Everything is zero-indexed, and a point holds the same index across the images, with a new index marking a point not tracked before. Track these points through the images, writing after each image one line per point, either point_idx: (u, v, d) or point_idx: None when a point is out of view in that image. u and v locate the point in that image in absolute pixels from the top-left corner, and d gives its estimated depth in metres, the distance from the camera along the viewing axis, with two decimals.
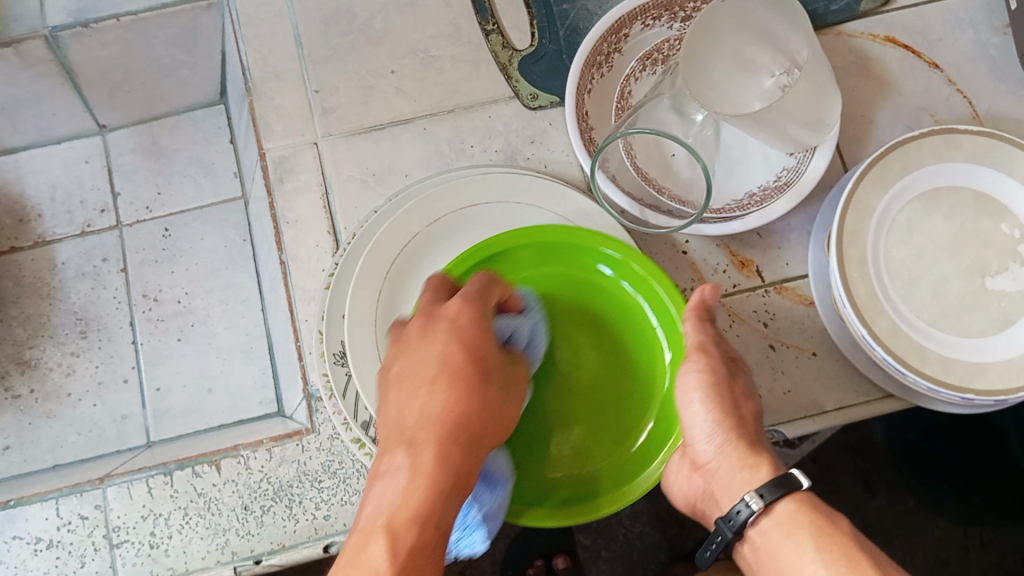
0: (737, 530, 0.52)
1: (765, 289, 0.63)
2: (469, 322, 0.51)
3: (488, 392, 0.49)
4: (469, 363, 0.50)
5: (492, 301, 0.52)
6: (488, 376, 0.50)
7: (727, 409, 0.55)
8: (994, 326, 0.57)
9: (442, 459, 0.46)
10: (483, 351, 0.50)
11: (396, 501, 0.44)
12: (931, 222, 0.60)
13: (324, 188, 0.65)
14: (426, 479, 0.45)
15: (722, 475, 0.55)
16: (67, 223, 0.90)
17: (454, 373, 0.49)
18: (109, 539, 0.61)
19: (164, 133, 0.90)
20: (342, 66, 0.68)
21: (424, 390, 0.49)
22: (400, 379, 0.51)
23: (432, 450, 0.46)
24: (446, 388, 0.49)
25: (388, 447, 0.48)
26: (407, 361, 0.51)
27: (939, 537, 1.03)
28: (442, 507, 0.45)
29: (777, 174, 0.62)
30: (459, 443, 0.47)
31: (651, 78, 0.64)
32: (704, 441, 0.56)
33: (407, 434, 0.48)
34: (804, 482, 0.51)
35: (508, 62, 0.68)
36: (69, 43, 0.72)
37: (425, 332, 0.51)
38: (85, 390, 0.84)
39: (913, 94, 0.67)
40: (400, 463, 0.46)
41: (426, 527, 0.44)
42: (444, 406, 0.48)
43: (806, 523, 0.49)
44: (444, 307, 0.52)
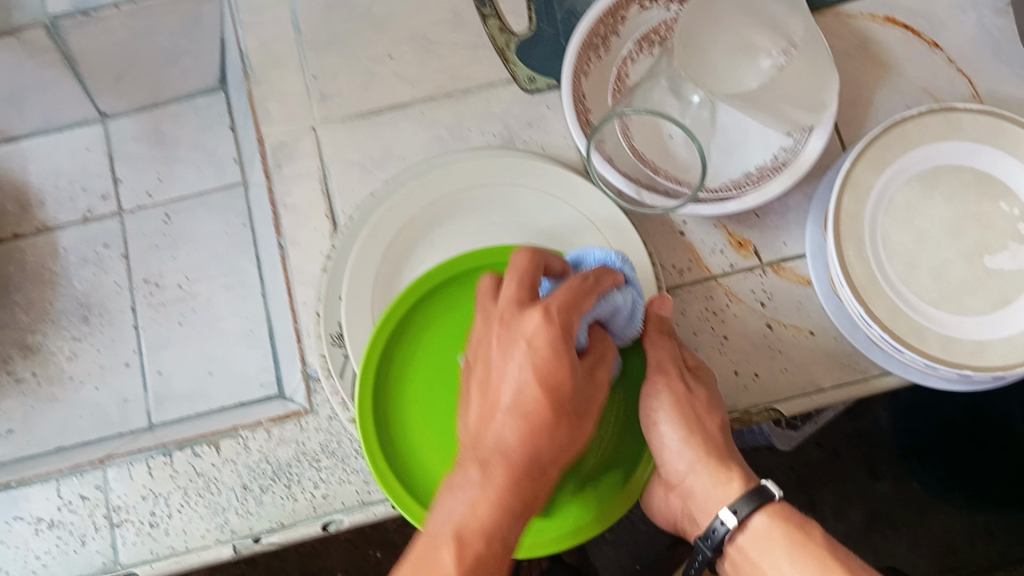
0: (715, 546, 0.54)
1: (764, 268, 0.63)
2: (551, 349, 0.47)
3: (566, 424, 0.48)
4: (554, 411, 0.47)
5: (585, 306, 0.48)
6: (562, 394, 0.47)
7: (692, 426, 0.55)
8: (993, 305, 0.57)
9: (512, 495, 0.46)
10: (566, 378, 0.47)
11: (465, 515, 0.45)
12: (931, 203, 0.59)
13: (323, 171, 0.66)
14: (498, 498, 0.46)
15: (700, 496, 0.55)
16: (70, 210, 0.91)
17: (532, 407, 0.47)
18: (110, 519, 0.61)
19: (165, 121, 0.91)
20: (340, 51, 0.68)
21: (503, 414, 0.48)
22: (482, 383, 0.50)
23: (507, 478, 0.46)
24: (525, 415, 0.47)
25: (469, 457, 0.48)
26: (490, 368, 0.49)
27: (946, 523, 1.02)
28: (510, 528, 0.46)
29: (775, 155, 0.61)
30: (529, 475, 0.47)
31: (649, 60, 0.64)
32: (676, 462, 0.56)
33: (483, 453, 0.48)
34: (778, 493, 0.53)
35: (506, 46, 0.68)
36: (71, 31, 0.73)
37: (505, 344, 0.49)
38: (88, 373, 0.85)
39: (913, 75, 0.66)
40: (472, 477, 0.47)
41: (493, 541, 0.45)
42: (524, 444, 0.47)
43: (780, 536, 0.51)
44: (523, 320, 0.48)
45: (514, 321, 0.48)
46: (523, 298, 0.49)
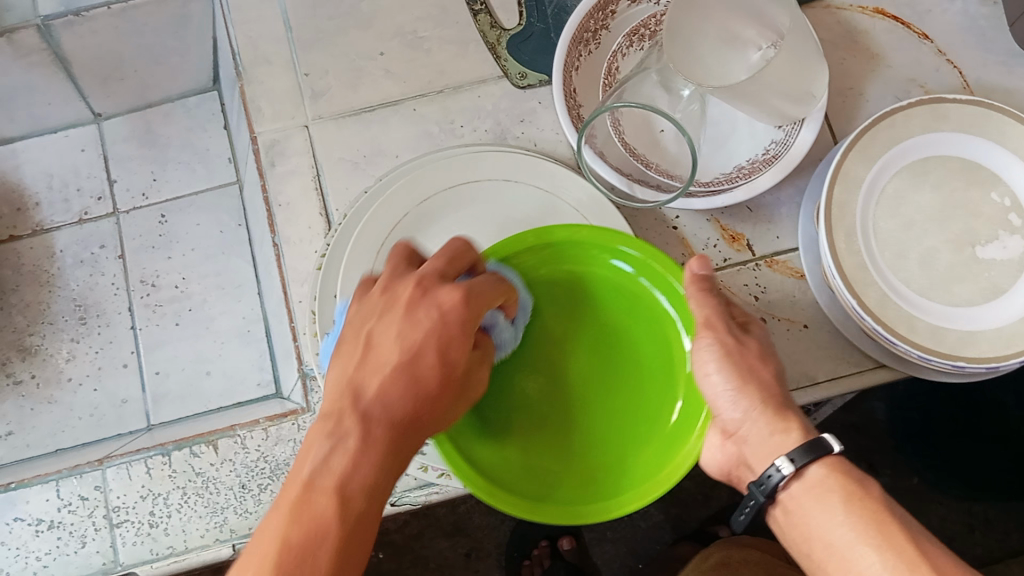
0: (769, 494, 0.49)
1: (756, 262, 0.63)
2: (461, 321, 0.48)
3: (447, 397, 0.47)
4: (441, 382, 0.47)
5: (494, 301, 0.50)
6: (454, 374, 0.47)
7: (743, 374, 0.52)
8: (984, 295, 0.57)
9: (396, 449, 0.45)
10: (462, 357, 0.48)
11: (351, 469, 0.43)
12: (920, 193, 0.60)
13: (315, 169, 0.66)
14: (386, 457, 0.44)
15: (754, 442, 0.50)
16: (64, 211, 0.92)
17: (422, 372, 0.46)
18: (110, 520, 0.61)
19: (158, 120, 0.91)
20: (330, 49, 0.68)
21: (390, 370, 0.46)
22: (360, 345, 0.48)
23: (389, 439, 0.44)
24: (415, 380, 0.46)
25: (333, 407, 0.46)
26: (382, 327, 0.48)
27: (944, 514, 1.03)
28: (389, 482, 0.44)
29: (765, 148, 0.62)
30: (401, 437, 0.45)
31: (639, 53, 0.65)
32: (730, 411, 0.52)
33: (361, 406, 0.45)
34: (836, 446, 0.48)
35: (496, 42, 0.68)
36: (60, 31, 0.72)
37: (411, 309, 0.48)
38: (85, 375, 0.85)
39: (902, 65, 0.67)
40: (352, 430, 0.44)
41: (374, 497, 0.43)
42: (403, 407, 0.45)
43: (838, 489, 0.47)
44: (436, 292, 0.48)
45: (432, 290, 0.49)
46: (445, 273, 0.50)
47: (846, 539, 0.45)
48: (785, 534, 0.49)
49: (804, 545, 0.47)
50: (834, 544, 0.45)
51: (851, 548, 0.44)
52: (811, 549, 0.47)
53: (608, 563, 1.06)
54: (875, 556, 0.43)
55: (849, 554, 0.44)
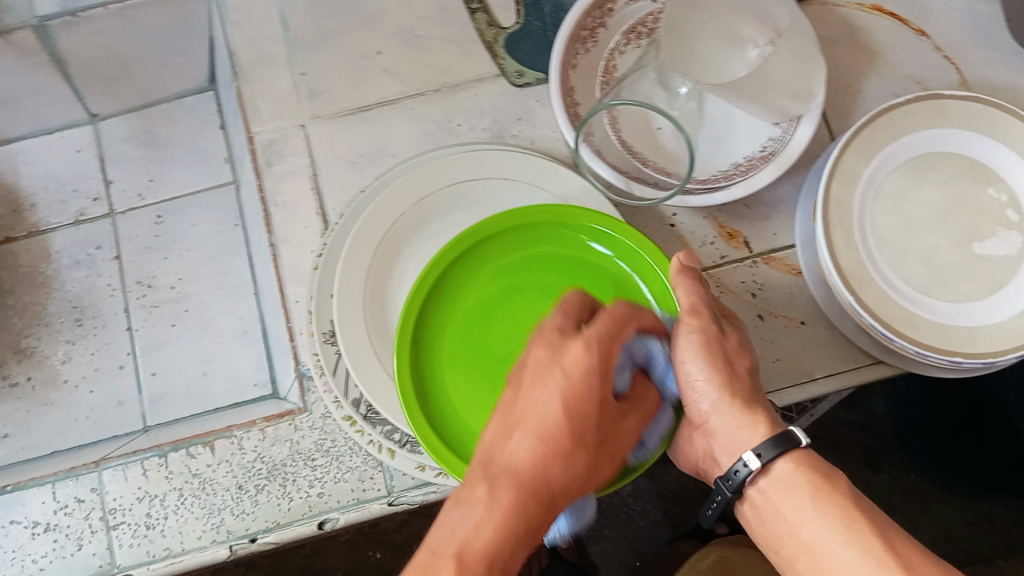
0: (736, 489, 0.51)
1: (754, 259, 0.63)
2: (588, 374, 0.49)
3: (587, 459, 0.49)
4: (576, 441, 0.48)
5: (623, 336, 0.50)
6: (593, 426, 0.49)
7: (721, 366, 0.52)
8: (983, 292, 0.57)
9: (523, 514, 0.45)
10: (595, 417, 0.49)
11: (473, 533, 0.43)
12: (919, 190, 0.59)
13: (313, 169, 0.66)
14: (510, 520, 0.44)
15: (723, 435, 0.52)
16: (61, 212, 0.91)
17: (552, 432, 0.48)
18: (106, 522, 0.61)
19: (155, 121, 0.91)
20: (329, 48, 0.68)
21: (523, 433, 0.48)
22: (506, 403, 0.50)
23: (514, 499, 0.45)
24: (542, 439, 0.48)
25: (476, 477, 0.47)
26: (520, 389, 0.50)
27: (946, 513, 1.03)
28: (517, 551, 0.44)
29: (763, 145, 0.61)
30: (538, 503, 0.46)
31: (636, 52, 0.64)
32: (701, 401, 0.53)
33: (495, 471, 0.47)
34: (804, 440, 0.49)
35: (494, 40, 0.68)
36: (58, 32, 0.72)
37: (545, 364, 0.50)
38: (82, 376, 0.85)
39: (901, 63, 0.66)
40: (480, 497, 0.45)
41: (496, 565, 0.43)
42: (539, 469, 0.47)
43: (806, 484, 0.48)
44: (565, 350, 0.49)
45: (558, 349, 0.50)
46: (572, 328, 0.51)
47: (816, 536, 0.47)
48: (754, 528, 0.52)
49: (773, 538, 0.49)
50: (805, 541, 0.47)
51: (821, 541, 0.47)
52: (780, 543, 0.49)
53: (607, 562, 1.06)
54: (843, 551, 0.46)
55: (820, 551, 0.46)
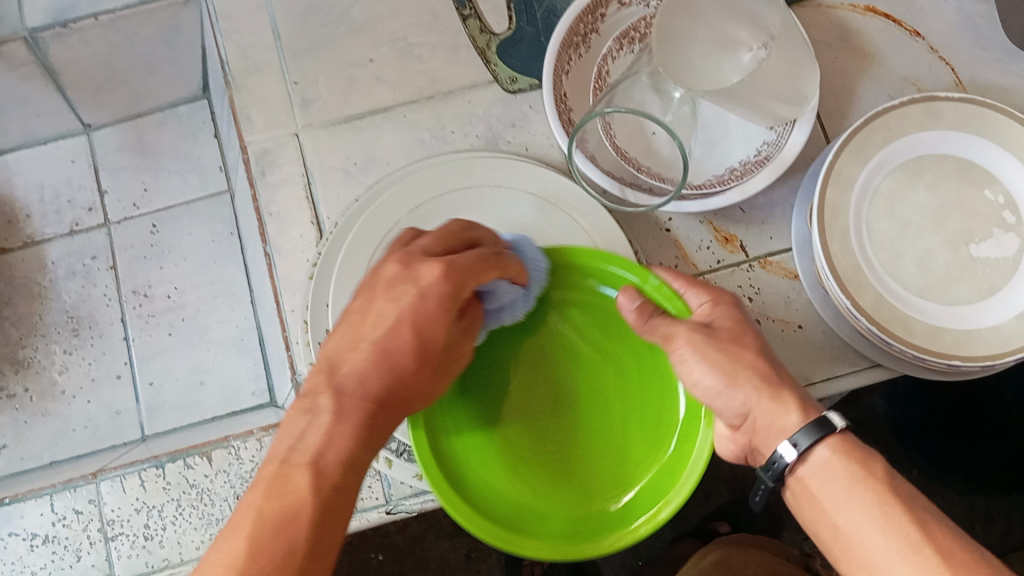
0: (777, 478, 0.49)
1: (751, 263, 0.63)
2: (439, 302, 0.48)
3: (422, 366, 0.48)
4: (412, 355, 0.48)
5: (485, 279, 0.50)
6: (427, 355, 0.48)
7: (726, 367, 0.51)
8: (978, 295, 0.57)
9: (370, 425, 0.46)
10: (439, 331, 0.49)
11: (325, 442, 0.44)
12: (913, 193, 0.59)
13: (307, 178, 0.65)
14: (360, 432, 0.45)
15: (762, 427, 0.50)
16: (56, 223, 0.91)
17: (398, 352, 0.47)
18: (105, 533, 0.61)
19: (150, 130, 0.91)
20: (321, 57, 0.68)
21: (365, 346, 0.48)
22: (356, 314, 0.49)
23: (366, 413, 0.46)
24: (385, 353, 0.47)
25: (320, 382, 0.47)
26: (370, 301, 0.49)
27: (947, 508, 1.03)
28: (363, 456, 0.45)
29: (758, 149, 0.62)
30: (380, 411, 0.47)
31: (629, 57, 0.64)
32: (729, 407, 0.51)
33: (336, 380, 0.47)
34: (840, 424, 0.47)
35: (487, 47, 0.68)
36: (49, 43, 0.72)
37: (394, 287, 0.49)
38: (80, 386, 0.85)
39: (895, 64, 0.66)
40: (324, 406, 0.45)
41: (351, 471, 0.44)
42: (376, 380, 0.47)
43: (843, 471, 0.47)
44: (421, 270, 0.49)
45: (415, 265, 0.49)
46: (432, 247, 0.51)
47: (849, 521, 0.46)
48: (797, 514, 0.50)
49: (812, 524, 0.48)
50: (839, 527, 0.46)
51: (857, 529, 0.45)
52: (818, 528, 0.48)
53: (608, 562, 1.07)
54: (879, 535, 0.44)
55: (854, 535, 0.45)
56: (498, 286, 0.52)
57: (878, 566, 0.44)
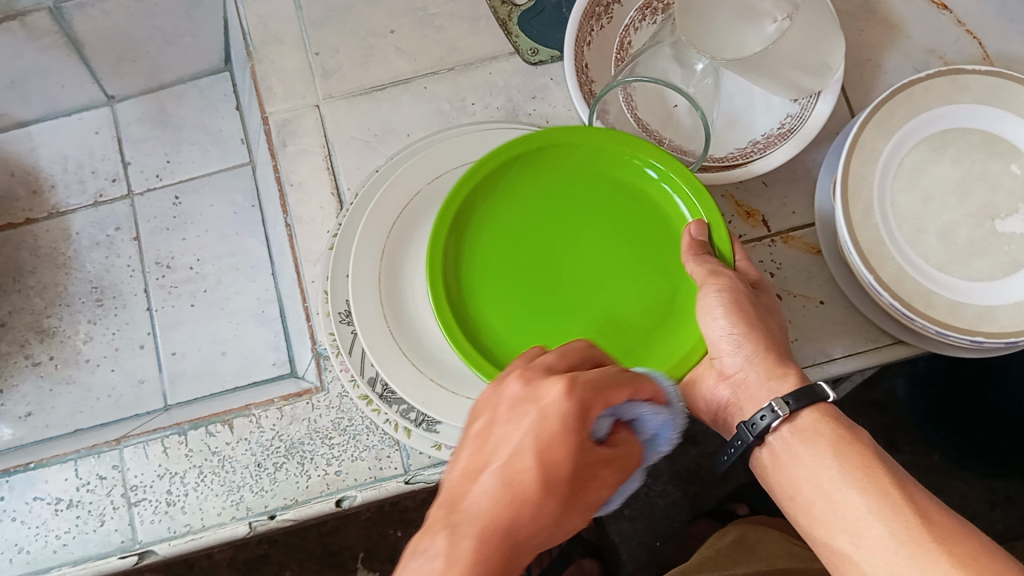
0: (759, 434, 0.50)
1: (772, 238, 0.63)
2: (565, 423, 0.40)
3: (548, 507, 0.39)
4: (536, 485, 0.39)
5: (615, 397, 0.42)
6: (557, 488, 0.39)
7: (750, 319, 0.51)
8: (1003, 270, 0.56)
9: (479, 567, 0.36)
10: (566, 461, 0.39)
11: None
12: (938, 167, 0.59)
13: (327, 149, 0.66)
14: None
15: (751, 384, 0.51)
16: (80, 193, 0.92)
17: (518, 487, 0.38)
18: (127, 498, 0.62)
19: (170, 101, 0.91)
20: (341, 27, 0.68)
21: (485, 475, 0.39)
22: (475, 439, 0.42)
23: (475, 550, 0.37)
24: (501, 482, 0.39)
25: (430, 523, 0.39)
26: (490, 427, 0.42)
27: (966, 491, 1.03)
28: None
29: (781, 122, 0.60)
30: (495, 559, 0.37)
31: (651, 28, 0.64)
32: (731, 353, 0.52)
33: (453, 518, 0.38)
34: (830, 394, 0.49)
35: (507, 18, 0.68)
36: (72, 13, 0.72)
37: (516, 407, 0.41)
38: (103, 355, 0.86)
39: (922, 37, 0.65)
40: (439, 548, 0.37)
41: None
42: (491, 515, 0.38)
43: (828, 433, 0.48)
44: (544, 388, 0.41)
45: (537, 382, 0.42)
46: (555, 364, 0.43)
47: (829, 481, 0.46)
48: (768, 481, 0.51)
49: (786, 487, 0.49)
50: (817, 488, 0.47)
51: (837, 489, 0.46)
52: (793, 491, 0.48)
53: (626, 542, 1.07)
54: (858, 495, 0.45)
55: (831, 495, 0.46)
56: (640, 412, 0.43)
57: (855, 524, 0.44)
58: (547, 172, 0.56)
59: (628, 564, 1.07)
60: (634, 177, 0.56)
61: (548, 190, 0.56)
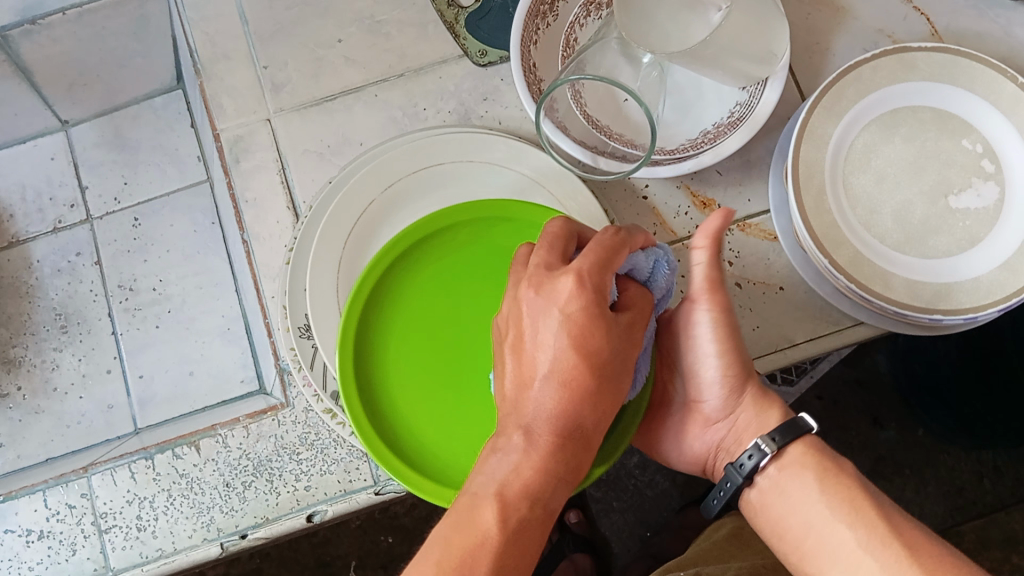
0: (748, 474, 0.52)
1: (729, 227, 0.62)
2: (586, 314, 0.44)
3: (599, 387, 0.45)
4: (583, 374, 0.44)
5: (616, 268, 0.46)
6: (605, 366, 0.45)
7: (739, 353, 0.54)
8: (961, 246, 0.56)
9: (558, 454, 0.44)
10: (602, 345, 0.45)
11: (509, 477, 0.43)
12: (889, 146, 0.59)
13: (281, 163, 0.65)
14: (544, 462, 0.43)
15: (743, 422, 0.55)
16: (39, 221, 0.92)
17: (570, 378, 0.44)
18: (98, 526, 0.62)
19: (125, 123, 0.90)
20: (289, 40, 0.67)
21: (537, 376, 0.45)
22: (514, 345, 0.47)
23: (549, 441, 0.44)
24: (554, 379, 0.45)
25: (503, 425, 0.46)
26: (523, 330, 0.47)
27: (954, 463, 1.05)
28: (556, 486, 0.44)
29: (731, 111, 0.61)
30: (569, 442, 0.44)
31: (596, 23, 0.64)
32: (717, 395, 0.54)
33: (520, 418, 0.45)
34: (814, 425, 0.51)
35: (454, 21, 0.67)
36: (19, 42, 0.72)
37: (537, 310, 0.46)
38: (70, 384, 0.87)
39: (871, 16, 0.65)
40: (516, 442, 0.44)
41: (536, 504, 0.43)
42: (554, 407, 0.44)
43: (813, 467, 0.50)
44: (556, 286, 0.45)
45: (548, 284, 0.46)
46: (556, 258, 0.47)
47: (819, 517, 0.49)
48: (757, 518, 0.53)
49: (777, 523, 0.51)
50: (809, 524, 0.49)
51: (827, 525, 0.48)
52: (784, 528, 0.51)
53: (617, 535, 1.08)
54: (847, 531, 0.48)
55: (823, 533, 0.49)
56: (636, 261, 0.48)
57: (847, 559, 0.47)
58: (458, 245, 0.57)
59: (622, 556, 1.07)
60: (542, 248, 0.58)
61: (466, 264, 0.57)
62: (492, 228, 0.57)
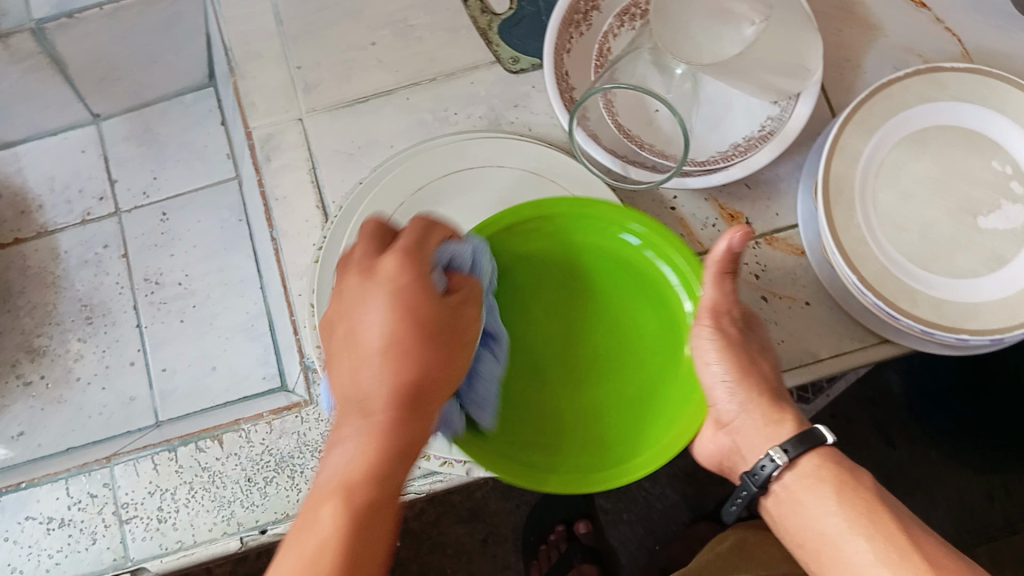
0: (761, 484, 0.53)
1: (756, 240, 0.63)
2: (407, 285, 0.45)
3: (435, 351, 0.45)
4: (417, 341, 0.44)
5: (431, 247, 0.48)
6: (431, 330, 0.45)
7: (743, 365, 0.55)
8: (987, 267, 0.56)
9: (401, 425, 0.43)
10: (431, 310, 0.45)
11: (350, 462, 0.41)
12: (917, 165, 0.59)
13: (311, 163, 0.66)
14: (386, 435, 0.42)
15: (748, 432, 0.55)
16: (67, 213, 0.93)
17: (401, 347, 0.44)
18: (119, 516, 0.62)
19: (154, 118, 0.92)
20: (322, 41, 0.68)
21: (369, 356, 0.44)
22: (343, 337, 0.46)
23: (392, 413, 0.43)
24: (387, 352, 0.44)
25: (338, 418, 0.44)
26: (347, 320, 0.46)
27: (963, 485, 1.03)
28: (400, 458, 0.42)
29: (761, 124, 0.60)
30: (414, 411, 0.43)
31: (630, 34, 0.64)
32: (727, 402, 0.56)
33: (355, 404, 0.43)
34: (829, 436, 0.52)
35: (487, 27, 0.68)
36: (53, 36, 0.72)
37: (363, 294, 0.46)
38: (94, 374, 0.87)
39: (901, 35, 0.65)
40: (356, 423, 0.43)
41: (384, 482, 0.41)
42: (390, 381, 0.43)
43: (829, 478, 0.51)
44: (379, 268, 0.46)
45: (369, 270, 0.46)
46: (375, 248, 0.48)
47: (834, 526, 0.49)
48: (779, 526, 0.53)
49: (796, 531, 0.51)
50: (824, 533, 0.49)
51: (842, 534, 0.48)
52: (802, 537, 0.51)
53: (625, 546, 1.08)
54: (863, 542, 0.47)
55: (836, 542, 0.48)
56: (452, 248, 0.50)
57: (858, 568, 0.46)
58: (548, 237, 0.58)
59: (628, 568, 1.07)
60: (616, 243, 0.58)
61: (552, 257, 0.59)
62: (583, 228, 0.58)
